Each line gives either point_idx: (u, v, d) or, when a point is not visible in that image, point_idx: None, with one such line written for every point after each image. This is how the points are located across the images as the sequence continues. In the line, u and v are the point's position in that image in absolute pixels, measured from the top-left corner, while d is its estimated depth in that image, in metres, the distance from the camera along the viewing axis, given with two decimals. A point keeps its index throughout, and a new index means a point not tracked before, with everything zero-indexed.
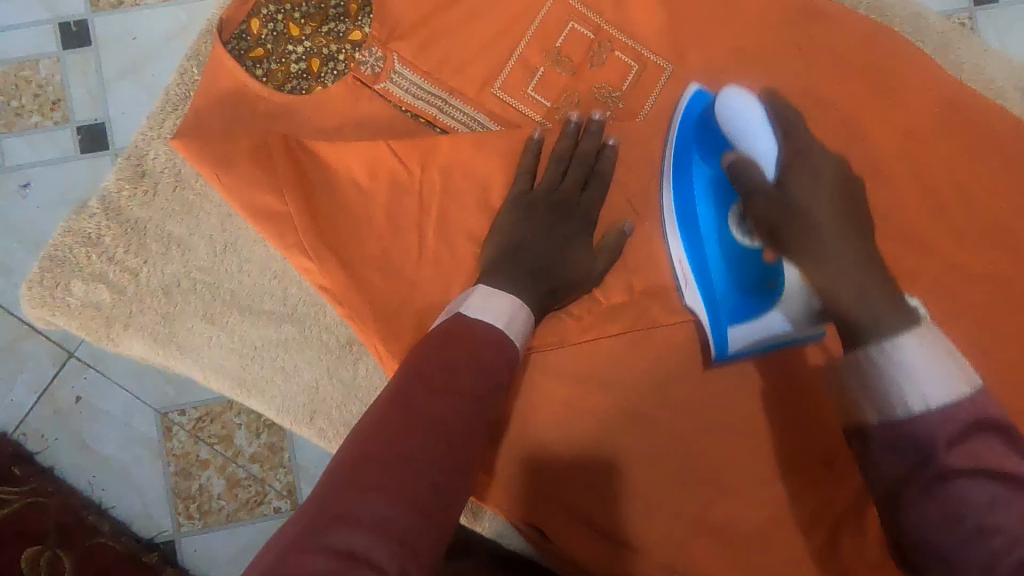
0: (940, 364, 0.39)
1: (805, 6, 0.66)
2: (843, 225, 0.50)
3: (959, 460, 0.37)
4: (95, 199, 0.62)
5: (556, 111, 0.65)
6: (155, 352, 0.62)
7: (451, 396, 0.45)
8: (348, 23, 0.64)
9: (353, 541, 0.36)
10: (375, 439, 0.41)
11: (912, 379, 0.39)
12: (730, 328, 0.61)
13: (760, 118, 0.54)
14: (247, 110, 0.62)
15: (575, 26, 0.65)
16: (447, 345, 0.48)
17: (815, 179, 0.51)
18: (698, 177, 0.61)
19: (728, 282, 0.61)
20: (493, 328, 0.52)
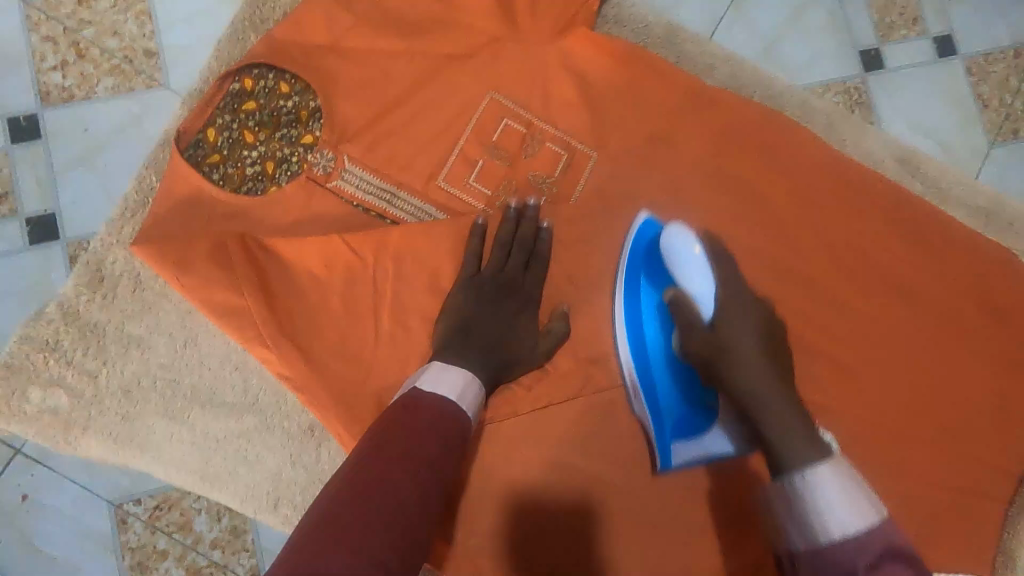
0: (851, 493, 0.44)
1: (709, 96, 0.75)
2: (767, 367, 0.58)
3: (872, 561, 0.41)
4: (53, 304, 0.63)
5: (496, 198, 0.71)
6: (115, 452, 0.63)
7: (413, 456, 0.48)
8: (299, 128, 0.69)
9: None
10: (338, 496, 0.44)
11: (828, 511, 0.44)
12: (673, 445, 0.68)
13: (700, 260, 0.63)
14: (204, 212, 0.66)
15: (508, 122, 0.72)
16: (409, 414, 0.52)
17: (745, 326, 0.60)
18: (646, 300, 0.68)
19: (670, 400, 0.68)
20: (450, 399, 0.55)
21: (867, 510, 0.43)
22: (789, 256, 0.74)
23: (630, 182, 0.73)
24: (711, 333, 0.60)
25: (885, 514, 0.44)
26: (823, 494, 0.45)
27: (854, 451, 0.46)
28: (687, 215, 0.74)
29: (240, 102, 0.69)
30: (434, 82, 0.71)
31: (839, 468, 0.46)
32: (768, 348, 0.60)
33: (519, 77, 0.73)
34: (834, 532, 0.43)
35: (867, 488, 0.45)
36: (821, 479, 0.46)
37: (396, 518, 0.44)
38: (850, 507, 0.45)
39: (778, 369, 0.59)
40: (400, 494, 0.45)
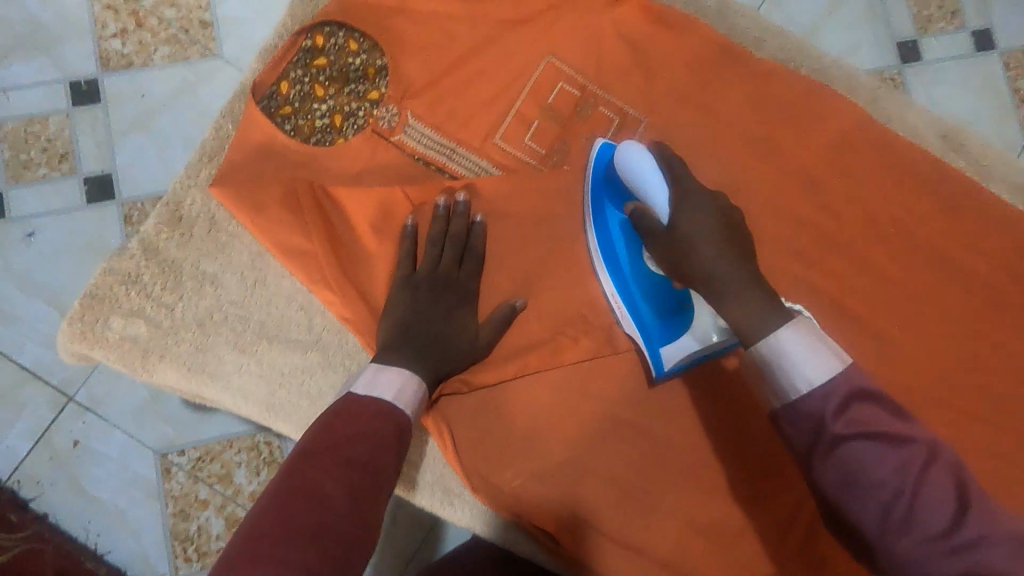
0: (814, 346, 0.50)
1: (756, 68, 0.77)
2: (729, 247, 0.57)
3: (845, 427, 0.48)
4: (135, 240, 0.68)
5: (550, 158, 0.74)
6: (189, 381, 0.67)
7: (356, 458, 0.52)
8: (366, 83, 0.72)
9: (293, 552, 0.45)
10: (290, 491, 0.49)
11: (798, 365, 0.50)
12: (663, 349, 0.68)
13: (654, 167, 0.64)
14: (275, 159, 0.69)
15: (564, 86, 0.75)
16: (354, 411, 0.57)
17: (704, 213, 0.59)
18: (613, 223, 0.69)
19: (651, 305, 0.68)
20: (389, 405, 0.59)
21: (829, 357, 0.50)
22: (830, 224, 0.76)
23: (677, 147, 0.76)
24: (667, 233, 0.60)
25: (940, 510, 0.45)
26: (793, 350, 0.50)
27: (900, 446, 0.47)
28: (732, 179, 0.76)
29: (311, 57, 0.72)
30: (494, 45, 0.74)
31: (891, 466, 0.46)
32: (728, 228, 0.59)
33: (575, 42, 0.75)
34: (803, 389, 0.49)
35: (920, 484, 0.46)
36: (878, 486, 0.47)
37: (350, 513, 0.49)
38: (910, 511, 0.46)
39: (742, 248, 0.58)
40: (350, 492, 0.50)
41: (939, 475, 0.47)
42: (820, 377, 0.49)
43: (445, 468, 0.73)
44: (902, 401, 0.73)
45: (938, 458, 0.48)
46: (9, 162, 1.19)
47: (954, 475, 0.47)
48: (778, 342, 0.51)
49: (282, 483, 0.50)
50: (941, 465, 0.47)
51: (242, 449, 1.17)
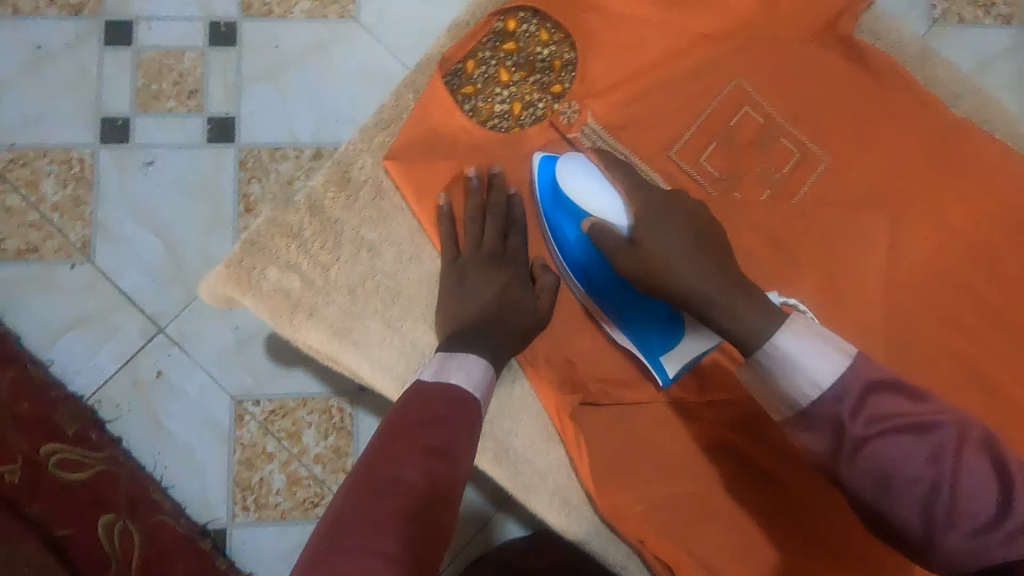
0: (817, 344, 0.48)
1: (951, 123, 0.73)
2: (699, 255, 0.57)
3: (864, 427, 0.46)
4: (303, 195, 0.67)
5: (722, 183, 0.72)
6: (331, 344, 0.66)
7: (435, 443, 0.50)
8: (551, 77, 0.71)
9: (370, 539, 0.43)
10: (369, 491, 0.46)
11: (805, 370, 0.47)
12: (663, 357, 0.65)
13: (598, 178, 0.63)
14: (449, 137, 0.69)
15: (748, 111, 0.72)
16: (422, 397, 0.54)
17: (666, 231, 0.58)
18: (569, 234, 0.66)
19: (641, 322, 0.65)
20: (464, 390, 0.56)
21: (831, 351, 0.47)
22: (1004, 301, 0.71)
23: (854, 193, 0.72)
24: (632, 249, 0.59)
25: (905, 437, 0.45)
26: (799, 356, 0.47)
27: (856, 381, 0.47)
28: (905, 236, 0.72)
29: (502, 41, 0.71)
30: (686, 56, 0.72)
31: (844, 405, 0.47)
32: (696, 238, 0.58)
33: (769, 67, 0.72)
34: (812, 395, 0.47)
35: (883, 418, 0.46)
36: (834, 424, 0.47)
37: (430, 503, 0.47)
38: (872, 442, 0.46)
39: (712, 250, 0.57)
40: (430, 481, 0.48)
41: (894, 398, 0.47)
42: (828, 380, 0.47)
43: (567, 481, 0.68)
44: None
45: (901, 387, 0.48)
46: (140, 89, 1.21)
47: (921, 400, 0.48)
48: (781, 352, 0.48)
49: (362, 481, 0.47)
50: (908, 398, 0.47)
51: (315, 410, 1.18)
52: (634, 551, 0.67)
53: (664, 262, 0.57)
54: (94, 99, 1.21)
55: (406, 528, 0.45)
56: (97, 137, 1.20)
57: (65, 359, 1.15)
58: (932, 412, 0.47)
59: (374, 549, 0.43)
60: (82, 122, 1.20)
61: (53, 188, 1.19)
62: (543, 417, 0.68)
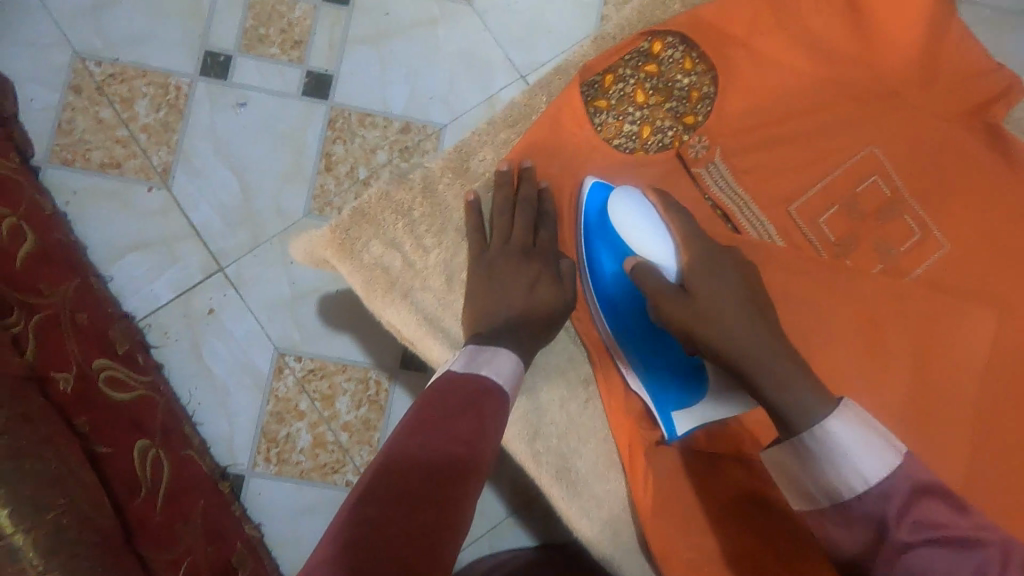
0: (869, 440, 0.46)
1: None
2: (754, 316, 0.57)
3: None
4: (418, 175, 0.67)
5: (834, 248, 0.71)
6: (418, 329, 0.66)
7: (458, 433, 0.53)
8: (686, 107, 0.70)
9: (386, 515, 0.46)
10: (373, 484, 0.49)
11: (847, 458, 0.46)
12: (676, 415, 0.65)
13: (654, 221, 0.65)
14: (574, 148, 0.68)
15: (876, 181, 0.70)
16: (454, 385, 0.56)
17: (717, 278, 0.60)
18: (606, 267, 0.67)
19: (664, 369, 0.67)
20: (478, 378, 0.57)
21: (885, 450, 0.45)
22: None
23: (966, 286, 0.70)
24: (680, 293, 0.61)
25: (948, 552, 0.41)
26: (841, 442, 0.46)
27: (904, 482, 0.44)
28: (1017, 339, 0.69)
29: (644, 61, 0.70)
30: (826, 113, 0.70)
31: (892, 505, 0.44)
32: (749, 298, 0.59)
33: (907, 141, 0.70)
34: (856, 489, 0.45)
35: (928, 528, 0.43)
36: (876, 524, 0.45)
37: (444, 488, 0.49)
38: (909, 553, 0.43)
39: (760, 314, 0.58)
40: (448, 468, 0.50)
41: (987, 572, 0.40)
42: (874, 476, 0.45)
43: (622, 512, 0.69)
44: None
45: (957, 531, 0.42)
46: (248, 31, 1.22)
47: (965, 512, 0.43)
48: (827, 435, 0.47)
49: (370, 472, 0.51)
50: (955, 509, 0.43)
51: (354, 378, 1.18)
52: None
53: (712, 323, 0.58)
54: (202, 31, 1.22)
55: (421, 508, 0.47)
56: (197, 69, 1.21)
57: (125, 278, 1.17)
58: (976, 528, 0.42)
59: (386, 525, 0.46)
60: (185, 51, 1.21)
61: (146, 110, 1.20)
62: (610, 444, 0.70)
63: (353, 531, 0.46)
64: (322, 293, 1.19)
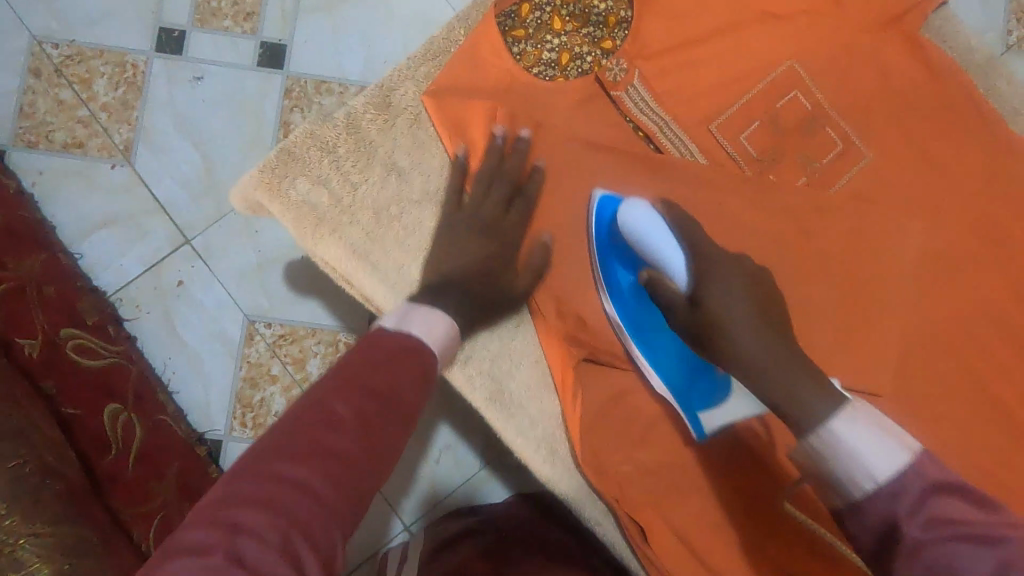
0: (880, 437, 0.44)
1: (1006, 139, 0.71)
2: (760, 323, 0.55)
3: None
4: (342, 112, 0.68)
5: (758, 163, 0.71)
6: (348, 262, 0.67)
7: (380, 390, 0.49)
8: (603, 31, 0.71)
9: (292, 471, 0.42)
10: (282, 436, 0.44)
11: (857, 456, 0.44)
12: (702, 413, 0.66)
13: (653, 219, 0.62)
14: (495, 78, 0.69)
15: (797, 96, 0.71)
16: (381, 345, 0.53)
17: (728, 290, 0.57)
18: (622, 280, 0.67)
19: (682, 369, 0.66)
20: (421, 344, 0.56)
21: (896, 446, 0.44)
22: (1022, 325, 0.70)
23: (891, 195, 0.71)
24: (691, 309, 0.58)
25: (972, 548, 0.40)
26: (847, 440, 0.45)
27: (917, 480, 0.42)
28: (938, 243, 0.70)
29: None
30: (743, 30, 0.70)
31: (901, 503, 0.42)
32: (760, 301, 0.57)
33: (827, 54, 0.71)
34: (867, 487, 0.43)
35: (944, 523, 0.41)
36: (887, 523, 0.43)
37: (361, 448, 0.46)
38: (927, 548, 0.40)
39: (769, 317, 0.56)
40: (367, 426, 0.47)
41: (961, 504, 0.42)
42: (884, 473, 0.43)
43: (557, 430, 0.70)
44: None
45: (966, 491, 0.42)
46: (200, 5, 1.23)
47: (988, 509, 0.42)
48: (829, 435, 0.46)
49: (281, 423, 0.46)
50: (973, 505, 0.42)
51: (323, 341, 1.21)
52: (613, 510, 0.67)
53: (732, 347, 0.55)
54: (155, 8, 1.23)
55: (332, 465, 0.43)
56: (153, 46, 1.23)
57: (93, 254, 1.19)
58: (1003, 524, 0.41)
59: (292, 481, 0.42)
60: (140, 29, 1.23)
61: (105, 88, 1.22)
62: (542, 364, 0.71)
63: (250, 483, 0.41)
64: (288, 260, 1.21)
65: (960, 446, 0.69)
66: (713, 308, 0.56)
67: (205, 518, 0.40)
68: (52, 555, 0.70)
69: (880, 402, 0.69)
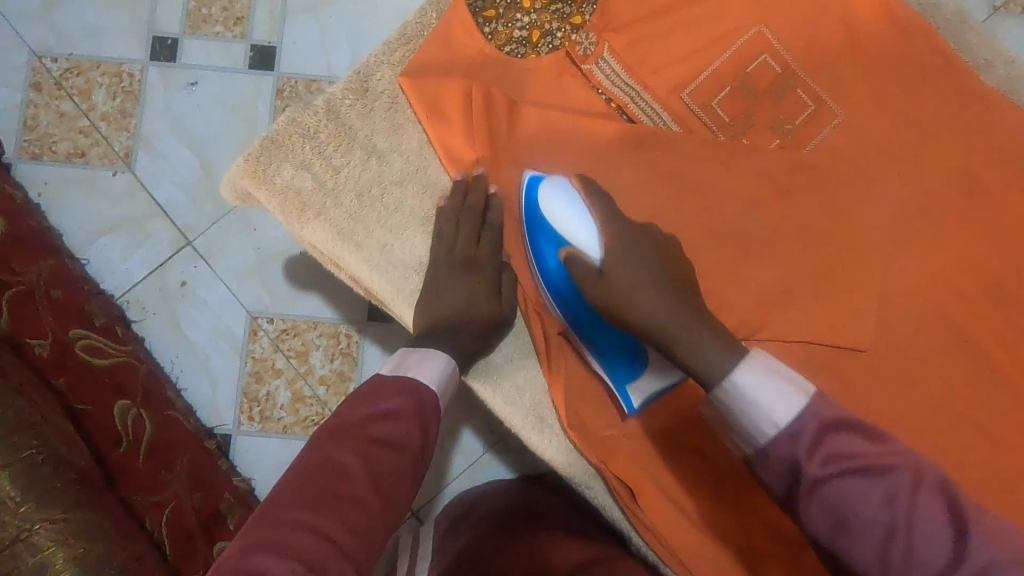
0: (774, 380, 0.48)
1: (977, 92, 0.72)
2: (664, 289, 0.59)
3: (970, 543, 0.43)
4: (321, 99, 0.71)
5: (731, 129, 0.72)
6: (334, 243, 0.69)
7: (387, 435, 0.55)
8: (572, 7, 0.73)
9: (309, 519, 0.48)
10: (298, 485, 0.50)
11: (760, 407, 0.47)
12: (630, 384, 0.68)
13: (571, 200, 0.65)
14: (467, 59, 0.71)
15: (767, 59, 0.72)
16: (384, 387, 0.59)
17: (636, 259, 0.61)
18: (549, 260, 0.66)
19: (611, 345, 0.67)
20: (422, 385, 0.61)
21: (791, 392, 0.47)
22: (1003, 276, 0.70)
23: (865, 153, 0.72)
24: (603, 280, 0.61)
25: (864, 479, 0.44)
26: (751, 394, 0.48)
27: (813, 421, 0.46)
28: (913, 199, 0.71)
29: None
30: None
31: (801, 444, 0.46)
32: (664, 268, 0.61)
33: (794, 17, 0.72)
34: (768, 433, 0.47)
35: (841, 459, 0.45)
36: (791, 464, 0.46)
37: (372, 491, 0.51)
38: (828, 482, 0.45)
39: (674, 282, 0.60)
40: (376, 468, 0.53)
41: (854, 439, 0.46)
42: (783, 418, 0.46)
43: (543, 398, 0.71)
44: None
45: (857, 426, 0.47)
46: (191, 12, 1.26)
47: (878, 440, 0.46)
48: (734, 390, 0.49)
49: (299, 469, 0.52)
50: (865, 438, 0.46)
51: (325, 334, 1.23)
52: (602, 474, 0.69)
53: (636, 310, 0.59)
54: (148, 17, 1.27)
55: (345, 510, 0.49)
56: (147, 55, 1.26)
57: (100, 260, 1.23)
58: (889, 453, 0.45)
59: (310, 526, 0.47)
60: (134, 39, 1.26)
61: (104, 98, 1.26)
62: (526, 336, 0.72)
63: (274, 528, 0.47)
64: (287, 256, 1.24)
65: (940, 396, 0.70)
66: (620, 279, 0.60)
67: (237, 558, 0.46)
68: (67, 540, 0.73)
69: (859, 356, 0.70)
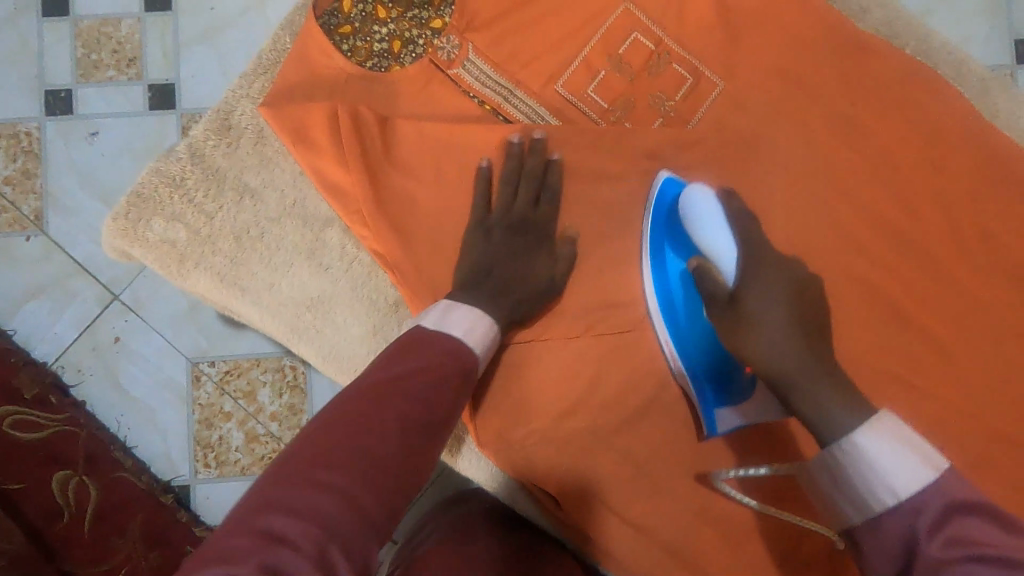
0: (904, 454, 0.43)
1: (850, 41, 0.71)
2: (795, 328, 0.56)
3: None
4: (183, 144, 0.69)
5: (611, 113, 0.70)
6: (220, 290, 0.68)
7: (419, 393, 0.51)
8: (430, 11, 0.70)
9: (330, 479, 0.43)
10: (328, 435, 0.46)
11: (881, 475, 0.44)
12: (719, 411, 0.64)
13: (717, 218, 0.62)
14: (328, 80, 0.68)
15: (637, 37, 0.71)
16: (431, 343, 0.55)
17: (771, 290, 0.57)
18: (671, 266, 0.64)
19: (709, 366, 0.64)
20: (463, 346, 0.56)
21: (920, 466, 0.43)
22: (907, 221, 0.68)
23: (752, 118, 0.69)
24: (733, 305, 0.58)
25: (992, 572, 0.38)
26: (875, 458, 0.44)
27: (940, 496, 0.42)
28: (806, 157, 0.69)
29: None
30: None
31: (922, 518, 0.42)
32: (797, 306, 0.57)
33: None
34: (888, 502, 0.43)
35: (965, 543, 0.40)
36: (909, 539, 0.42)
37: (401, 453, 0.47)
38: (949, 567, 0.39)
39: (805, 318, 0.57)
40: (407, 430, 0.48)
41: (992, 528, 0.40)
42: (906, 490, 0.43)
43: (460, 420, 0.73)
44: (968, 426, 0.65)
45: (997, 515, 0.41)
46: (80, 60, 1.14)
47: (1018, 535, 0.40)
48: (853, 451, 0.46)
49: (323, 423, 0.47)
50: (1002, 528, 0.40)
51: (269, 369, 1.12)
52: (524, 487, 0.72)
53: (758, 349, 0.56)
54: (37, 73, 1.14)
55: (374, 470, 0.45)
56: (41, 110, 1.13)
57: (27, 327, 1.10)
58: None
59: (335, 485, 0.42)
60: (24, 94, 1.13)
61: (3, 163, 1.13)
62: None
63: (293, 484, 0.42)
64: None
65: (865, 354, 0.67)
66: (750, 302, 0.57)
67: (246, 519, 0.40)
68: None
69: None
